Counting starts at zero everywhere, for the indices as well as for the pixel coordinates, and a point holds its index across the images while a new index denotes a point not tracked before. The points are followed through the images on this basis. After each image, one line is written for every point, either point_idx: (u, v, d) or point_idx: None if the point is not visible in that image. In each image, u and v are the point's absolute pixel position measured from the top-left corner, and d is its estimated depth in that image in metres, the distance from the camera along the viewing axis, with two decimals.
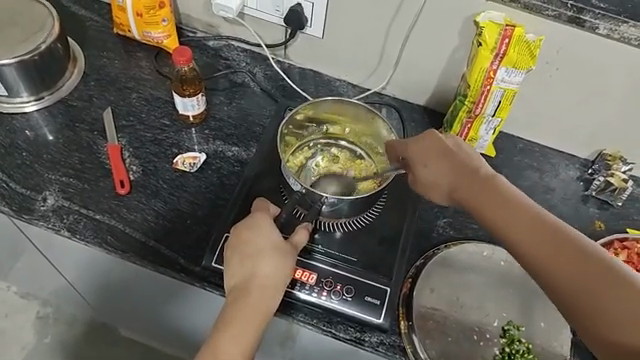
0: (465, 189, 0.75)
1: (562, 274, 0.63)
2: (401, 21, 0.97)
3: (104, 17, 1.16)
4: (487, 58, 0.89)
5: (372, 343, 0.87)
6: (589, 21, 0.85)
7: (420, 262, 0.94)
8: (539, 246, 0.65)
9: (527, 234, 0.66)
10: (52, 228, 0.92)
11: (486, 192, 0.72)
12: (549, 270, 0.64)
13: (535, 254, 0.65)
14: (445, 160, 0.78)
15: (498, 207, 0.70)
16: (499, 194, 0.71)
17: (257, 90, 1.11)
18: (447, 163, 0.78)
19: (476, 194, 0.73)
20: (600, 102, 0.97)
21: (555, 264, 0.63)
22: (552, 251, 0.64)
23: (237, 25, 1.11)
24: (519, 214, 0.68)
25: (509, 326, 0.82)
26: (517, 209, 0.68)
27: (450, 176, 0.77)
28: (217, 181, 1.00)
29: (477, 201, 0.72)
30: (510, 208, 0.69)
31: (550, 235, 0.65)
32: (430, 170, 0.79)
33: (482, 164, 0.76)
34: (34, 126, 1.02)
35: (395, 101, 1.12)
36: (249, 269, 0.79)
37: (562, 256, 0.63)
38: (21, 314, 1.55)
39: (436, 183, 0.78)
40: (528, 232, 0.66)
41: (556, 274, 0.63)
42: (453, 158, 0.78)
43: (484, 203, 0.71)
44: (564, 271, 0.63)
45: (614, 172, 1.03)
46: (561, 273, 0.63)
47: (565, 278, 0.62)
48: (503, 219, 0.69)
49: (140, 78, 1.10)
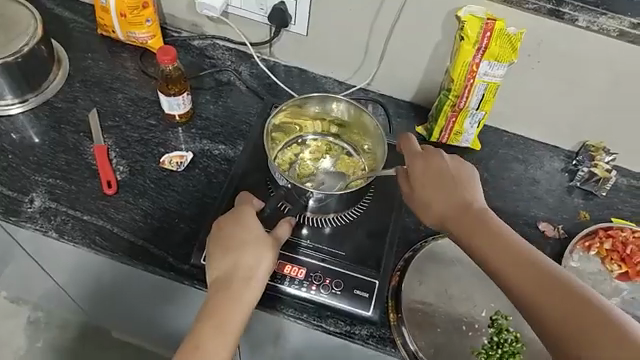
0: (453, 217, 0.75)
1: (547, 308, 0.64)
2: (384, 17, 0.98)
3: (88, 18, 1.15)
4: (469, 52, 0.90)
5: (362, 336, 0.88)
6: (568, 13, 0.87)
7: (408, 255, 0.94)
8: (525, 279, 0.67)
9: (512, 265, 0.68)
10: (39, 230, 0.92)
11: (477, 220, 0.73)
12: (532, 303, 0.66)
13: (522, 287, 0.67)
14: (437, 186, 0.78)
15: (486, 236, 0.71)
16: (486, 223, 0.73)
17: (243, 88, 1.11)
18: (438, 191, 0.77)
19: (465, 222, 0.74)
20: (581, 94, 0.99)
21: (539, 300, 0.65)
22: (537, 284, 0.66)
23: (222, 24, 1.11)
24: (506, 247, 0.69)
25: (497, 315, 0.81)
26: (503, 241, 0.70)
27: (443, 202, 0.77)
28: (205, 179, 1.00)
29: (466, 230, 0.73)
30: (494, 238, 0.71)
31: (535, 269, 0.67)
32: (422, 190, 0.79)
33: (471, 191, 0.77)
34: (20, 128, 1.02)
35: (381, 96, 1.13)
36: (231, 262, 0.80)
37: (545, 290, 0.65)
38: (12, 319, 1.54)
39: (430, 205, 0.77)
40: (515, 262, 0.68)
41: (539, 311, 0.65)
42: (444, 181, 0.78)
43: (473, 231, 0.72)
44: (541, 300, 0.65)
45: (598, 162, 1.04)
46: (543, 305, 0.65)
47: (549, 311, 0.64)
48: (492, 249, 0.70)
49: (126, 79, 1.09)
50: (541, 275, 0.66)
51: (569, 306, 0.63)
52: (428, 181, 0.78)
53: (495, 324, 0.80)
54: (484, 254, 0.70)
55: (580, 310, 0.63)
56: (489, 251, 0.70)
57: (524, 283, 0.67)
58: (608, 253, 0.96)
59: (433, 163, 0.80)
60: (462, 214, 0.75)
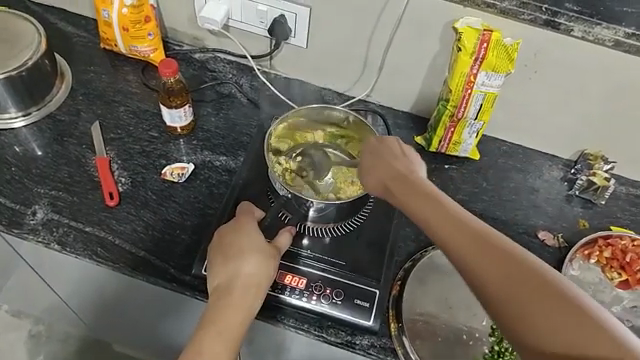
0: (404, 190, 0.72)
1: (493, 276, 0.59)
2: (383, 29, 0.99)
3: (90, 32, 1.17)
4: (466, 63, 0.91)
5: (363, 346, 0.88)
6: (563, 24, 0.88)
7: (408, 264, 0.94)
8: (476, 257, 0.61)
9: (474, 256, 0.61)
10: (42, 242, 0.93)
11: (422, 202, 0.68)
12: (489, 291, 0.59)
13: (484, 273, 0.60)
14: (394, 166, 0.76)
15: (424, 210, 0.67)
16: (434, 199, 0.68)
17: (244, 100, 1.13)
18: (389, 169, 0.76)
19: (409, 195, 0.70)
20: (578, 103, 1.00)
21: (502, 292, 0.58)
22: (503, 262, 0.59)
23: (223, 38, 1.12)
24: (445, 215, 0.65)
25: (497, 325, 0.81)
26: (441, 208, 0.66)
27: (389, 181, 0.74)
28: (206, 190, 1.01)
29: (415, 206, 0.69)
30: (447, 216, 0.65)
31: (500, 249, 0.60)
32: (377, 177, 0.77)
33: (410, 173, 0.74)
34: (23, 141, 1.03)
35: (380, 107, 1.14)
36: (232, 270, 0.81)
37: (507, 270, 0.59)
38: (14, 332, 1.54)
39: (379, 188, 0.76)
40: (472, 246, 0.61)
41: (504, 301, 0.58)
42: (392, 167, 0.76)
43: (418, 207, 0.68)
44: (491, 285, 0.59)
45: (596, 171, 1.04)
46: (496, 291, 0.59)
47: (509, 292, 0.58)
48: (435, 221, 0.65)
49: (128, 92, 1.11)
50: (496, 254, 0.60)
51: (503, 271, 0.59)
52: (377, 166, 0.78)
53: (495, 334, 0.80)
54: (431, 228, 0.65)
55: (537, 290, 0.57)
56: (452, 241, 0.63)
57: (476, 263, 0.60)
58: (608, 261, 0.96)
59: (377, 147, 0.81)
60: (414, 193, 0.70)
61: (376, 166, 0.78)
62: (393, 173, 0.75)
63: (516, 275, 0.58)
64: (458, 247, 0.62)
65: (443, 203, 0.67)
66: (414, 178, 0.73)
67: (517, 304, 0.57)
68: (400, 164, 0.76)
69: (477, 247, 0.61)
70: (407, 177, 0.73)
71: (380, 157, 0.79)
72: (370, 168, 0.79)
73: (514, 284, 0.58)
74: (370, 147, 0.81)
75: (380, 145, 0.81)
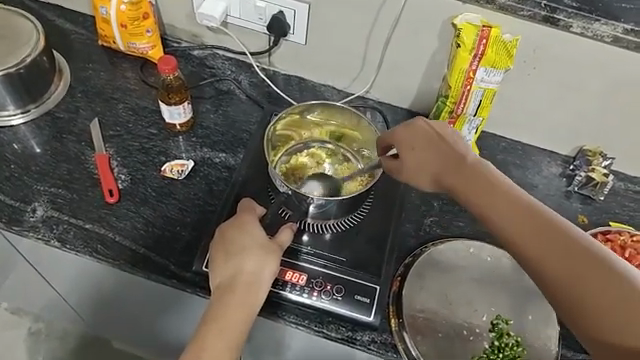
0: (460, 180, 0.75)
1: (550, 264, 0.64)
2: (382, 25, 0.99)
3: (88, 29, 1.17)
4: (465, 59, 0.92)
5: (364, 342, 0.88)
6: (562, 20, 0.88)
7: (409, 260, 0.95)
8: (530, 239, 0.66)
9: (536, 247, 0.65)
10: (41, 239, 0.93)
11: (482, 191, 0.72)
12: (549, 279, 0.63)
13: (535, 255, 0.65)
14: (447, 154, 0.78)
15: (485, 199, 0.71)
16: (496, 188, 0.71)
17: (243, 97, 1.13)
18: (439, 157, 0.78)
19: (467, 184, 0.74)
20: (577, 99, 1.00)
21: (563, 282, 0.62)
22: (565, 253, 0.63)
23: (222, 35, 1.12)
24: (510, 206, 0.69)
25: (498, 320, 0.82)
26: (505, 199, 0.69)
27: (441, 167, 0.78)
28: (206, 187, 1.01)
29: (473, 195, 0.72)
30: (512, 206, 0.69)
31: (554, 233, 0.65)
32: (425, 160, 0.80)
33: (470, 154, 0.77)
34: (22, 138, 1.03)
35: (379, 104, 1.14)
36: (233, 267, 0.81)
37: (567, 257, 0.63)
38: (12, 330, 1.54)
39: (428, 176, 0.79)
40: (525, 230, 0.66)
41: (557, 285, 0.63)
42: (442, 151, 0.79)
43: (478, 197, 0.72)
44: (551, 274, 0.63)
45: (595, 167, 1.05)
46: (556, 280, 0.63)
47: (564, 279, 0.62)
48: (496, 212, 0.69)
49: (127, 89, 1.11)
50: (559, 247, 0.64)
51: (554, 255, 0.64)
52: (423, 152, 0.80)
53: (495, 329, 0.81)
54: (490, 218, 0.70)
55: (597, 279, 0.61)
56: (511, 229, 0.67)
57: (539, 251, 0.65)
58: None
59: (421, 130, 0.81)
60: (472, 182, 0.73)
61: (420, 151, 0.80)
62: (444, 161, 0.78)
63: (576, 267, 0.62)
64: (518, 238, 0.66)
65: (506, 193, 0.70)
66: (470, 167, 0.75)
67: (577, 293, 0.61)
68: (455, 152, 0.78)
69: (539, 238, 0.65)
70: (462, 164, 0.76)
71: (426, 142, 0.80)
72: (416, 154, 0.80)
73: (577, 274, 0.62)
74: (416, 126, 0.82)
75: (423, 127, 0.82)
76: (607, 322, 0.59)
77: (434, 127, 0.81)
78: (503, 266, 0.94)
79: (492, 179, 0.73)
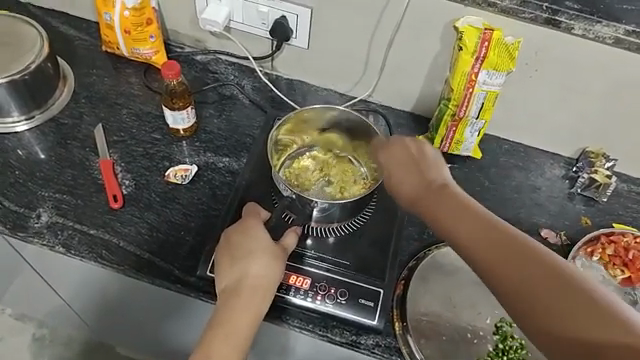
0: (427, 195, 0.74)
1: (515, 281, 0.63)
2: (384, 28, 0.99)
3: (92, 35, 1.17)
4: (468, 61, 0.92)
5: (368, 345, 0.88)
6: (564, 22, 0.88)
7: (412, 263, 0.95)
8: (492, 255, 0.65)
9: (498, 260, 0.64)
10: (46, 245, 0.93)
11: (447, 205, 0.71)
12: (512, 292, 0.63)
13: (499, 271, 0.64)
14: (415, 170, 0.78)
15: (448, 214, 0.70)
16: (460, 203, 0.71)
17: (246, 102, 1.13)
18: (410, 175, 0.78)
19: (434, 201, 0.73)
20: (579, 101, 1.00)
21: (525, 295, 0.62)
22: (527, 266, 0.63)
23: (224, 40, 1.13)
24: (474, 220, 0.68)
25: (502, 323, 0.81)
26: (468, 213, 0.69)
27: (410, 185, 0.77)
28: (210, 191, 1.01)
29: (438, 210, 0.72)
30: (475, 222, 0.68)
31: (517, 249, 0.64)
32: (398, 179, 0.79)
33: (438, 173, 0.77)
34: (26, 144, 1.03)
35: (381, 107, 1.14)
36: (239, 272, 0.81)
37: (530, 273, 0.62)
38: (17, 336, 1.55)
39: (399, 193, 0.79)
40: (488, 246, 0.65)
41: (523, 302, 0.62)
42: (413, 169, 0.79)
43: (442, 211, 0.71)
44: (514, 287, 0.63)
45: (598, 169, 1.05)
46: (519, 293, 0.62)
47: (530, 295, 0.62)
48: (460, 226, 0.68)
49: (130, 94, 1.11)
50: (521, 261, 0.63)
51: (518, 272, 0.63)
52: (397, 172, 0.80)
53: (499, 332, 0.79)
54: (454, 233, 0.69)
55: (560, 291, 0.61)
56: (475, 246, 0.66)
57: (502, 269, 0.64)
58: (611, 259, 0.96)
59: (397, 151, 0.82)
60: (439, 199, 0.72)
61: (394, 169, 0.81)
62: (413, 179, 0.77)
63: (538, 280, 0.62)
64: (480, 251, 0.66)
65: (468, 207, 0.70)
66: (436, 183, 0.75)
67: (544, 309, 0.61)
68: (423, 169, 0.78)
69: (502, 252, 0.64)
70: (427, 180, 0.76)
71: (400, 161, 0.81)
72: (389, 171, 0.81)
73: (539, 286, 0.62)
74: (393, 148, 0.83)
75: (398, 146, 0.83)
76: (570, 333, 0.59)
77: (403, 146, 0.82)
78: None
79: (456, 194, 0.73)
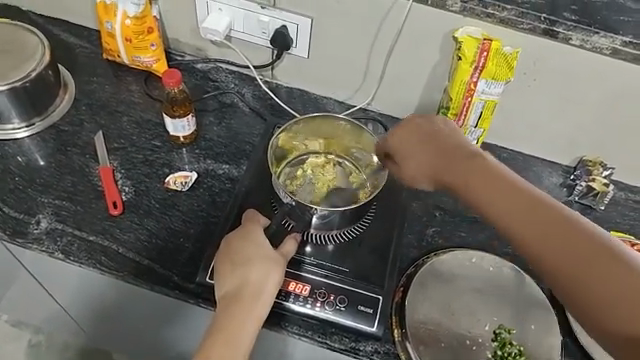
0: (459, 174, 0.75)
1: (552, 254, 0.64)
2: (384, 38, 1.00)
3: (93, 43, 1.18)
4: (466, 71, 0.93)
5: (367, 352, 0.89)
6: (562, 32, 0.89)
7: (411, 270, 0.96)
8: (529, 228, 0.66)
9: (537, 236, 0.65)
10: (45, 251, 0.93)
11: (482, 182, 0.71)
12: (552, 267, 0.64)
13: (536, 245, 0.65)
14: (442, 150, 0.79)
15: (483, 190, 0.71)
16: (495, 177, 0.71)
17: (246, 110, 1.14)
18: (439, 157, 0.78)
19: (468, 178, 0.73)
20: (577, 110, 1.01)
21: (565, 270, 0.63)
22: (566, 242, 0.64)
23: (225, 48, 1.14)
24: (513, 195, 0.68)
25: (500, 329, 0.85)
26: (505, 189, 0.69)
27: (441, 167, 0.77)
28: (209, 198, 1.02)
29: (473, 187, 0.72)
30: (511, 196, 0.68)
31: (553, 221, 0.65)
32: (424, 163, 0.80)
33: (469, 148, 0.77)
34: (26, 151, 1.04)
35: (380, 115, 1.15)
36: (239, 278, 0.81)
37: (567, 244, 0.63)
38: (12, 343, 1.53)
39: (429, 175, 0.80)
40: (524, 219, 0.67)
41: (561, 274, 0.63)
42: (443, 151, 0.78)
43: (478, 188, 0.72)
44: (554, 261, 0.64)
45: (596, 177, 1.06)
46: (559, 268, 0.63)
47: (567, 266, 0.63)
48: (497, 202, 0.69)
49: (131, 101, 1.12)
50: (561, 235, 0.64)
51: (554, 243, 0.64)
52: (425, 155, 0.80)
53: (498, 339, 0.84)
54: (491, 208, 0.69)
55: (600, 265, 0.61)
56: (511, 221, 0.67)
57: (539, 241, 0.65)
58: None
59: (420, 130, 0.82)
60: (472, 175, 0.73)
61: (421, 152, 0.81)
62: (444, 160, 0.78)
63: (574, 251, 0.63)
64: (519, 228, 0.67)
65: (504, 183, 0.70)
66: (469, 158, 0.75)
67: (581, 280, 0.62)
68: (451, 147, 0.78)
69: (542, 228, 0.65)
70: (457, 158, 0.76)
71: (427, 144, 0.81)
72: (413, 151, 0.82)
73: (578, 258, 0.63)
74: (409, 131, 0.83)
75: (421, 129, 0.82)
76: (612, 304, 0.60)
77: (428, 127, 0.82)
78: (506, 275, 0.95)
79: (492, 167, 0.72)
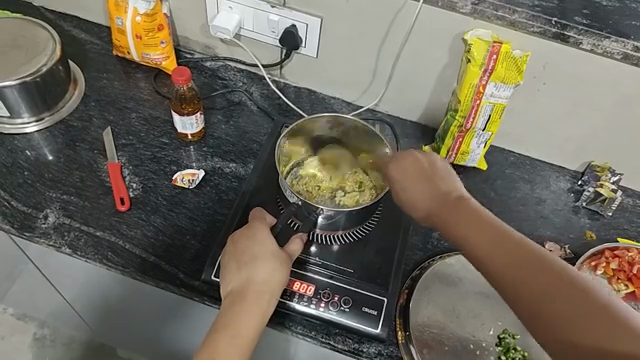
0: (443, 209, 0.75)
1: (522, 284, 0.64)
2: (393, 39, 1.00)
3: (103, 40, 1.19)
4: (476, 74, 0.93)
5: (371, 354, 0.88)
6: (573, 36, 0.89)
7: (416, 272, 0.95)
8: (501, 258, 0.66)
9: (507, 266, 0.65)
10: (53, 246, 0.93)
11: (460, 213, 0.73)
12: (525, 299, 0.63)
13: (507, 274, 0.65)
14: (429, 181, 0.79)
15: (460, 220, 0.72)
16: (471, 211, 0.73)
17: (254, 108, 1.14)
18: (423, 185, 0.79)
19: (448, 210, 0.75)
20: (586, 114, 1.00)
21: (536, 300, 0.62)
22: (536, 272, 0.64)
23: (234, 47, 1.14)
24: (485, 227, 0.69)
25: (505, 334, 0.86)
26: (480, 222, 0.70)
27: (424, 195, 0.79)
28: (216, 196, 1.02)
29: (453, 224, 0.73)
30: (484, 227, 0.70)
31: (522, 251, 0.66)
32: (409, 189, 0.80)
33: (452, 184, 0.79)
34: (35, 146, 1.04)
35: (388, 117, 1.15)
36: (244, 276, 0.82)
37: (535, 275, 0.63)
38: (18, 336, 1.55)
39: (411, 202, 0.80)
40: (496, 248, 0.67)
41: (531, 302, 0.63)
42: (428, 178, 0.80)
43: (453, 218, 0.73)
44: (528, 295, 0.63)
45: (604, 182, 1.05)
46: (526, 294, 0.63)
47: (536, 295, 0.63)
48: (470, 232, 0.70)
49: (140, 98, 1.12)
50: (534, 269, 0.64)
51: (524, 273, 0.64)
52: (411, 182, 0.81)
53: (502, 344, 0.86)
54: (464, 237, 0.70)
55: (566, 293, 0.61)
56: (483, 249, 0.68)
57: (509, 272, 0.65)
58: (615, 273, 0.95)
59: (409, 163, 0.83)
60: (452, 208, 0.74)
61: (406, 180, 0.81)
62: (428, 188, 0.79)
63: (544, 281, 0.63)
64: (490, 254, 0.67)
65: (481, 219, 0.71)
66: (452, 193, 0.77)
67: (550, 310, 0.61)
68: (436, 180, 0.79)
69: (516, 262, 0.65)
70: (441, 189, 0.78)
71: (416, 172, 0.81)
72: (402, 181, 0.82)
73: (547, 289, 0.62)
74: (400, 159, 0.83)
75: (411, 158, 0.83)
76: (580, 334, 0.59)
77: (416, 159, 0.82)
78: None
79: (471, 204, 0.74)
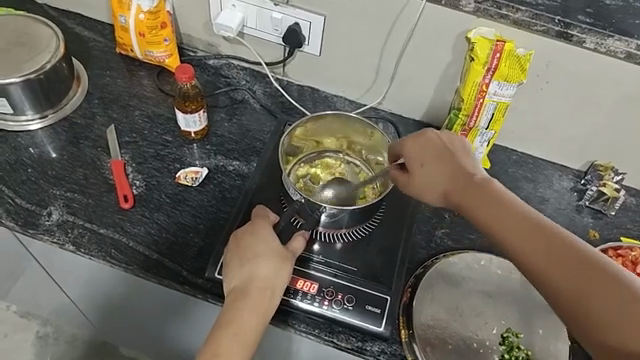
0: (469, 196, 0.74)
1: (554, 275, 0.63)
2: (396, 36, 1.00)
3: (106, 38, 1.19)
4: (479, 72, 0.93)
5: (374, 352, 0.88)
6: (576, 35, 0.88)
7: (420, 271, 0.95)
8: (532, 249, 0.65)
9: (539, 256, 0.65)
10: (56, 243, 0.94)
11: (487, 201, 0.72)
12: (559, 290, 0.63)
13: (537, 264, 0.65)
14: (455, 166, 0.77)
15: (487, 208, 0.71)
16: (498, 198, 0.71)
17: (257, 106, 1.14)
18: (447, 169, 0.77)
19: (472, 197, 0.73)
20: (589, 113, 1.00)
21: (568, 292, 0.62)
22: (568, 262, 0.63)
23: (237, 44, 1.14)
24: (514, 215, 0.69)
25: (508, 333, 0.88)
26: (507, 210, 0.70)
27: (448, 181, 0.77)
28: (219, 194, 1.02)
29: (481, 212, 0.71)
30: (513, 216, 0.69)
31: (552, 240, 0.65)
32: (430, 173, 0.78)
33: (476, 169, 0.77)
34: (39, 143, 1.04)
35: (391, 115, 1.15)
36: (247, 273, 0.82)
37: (567, 266, 0.63)
38: (21, 333, 1.55)
39: (433, 186, 0.78)
40: (527, 237, 0.66)
41: (563, 293, 0.63)
42: (452, 163, 0.78)
43: (479, 206, 0.72)
44: (566, 287, 0.62)
45: (607, 182, 1.05)
46: (557, 283, 0.63)
47: (566, 285, 0.62)
48: (500, 221, 0.69)
49: (143, 96, 1.12)
50: (571, 261, 0.63)
51: (556, 264, 0.64)
52: (433, 165, 0.79)
53: (506, 343, 0.88)
54: (493, 225, 0.69)
55: (599, 285, 0.61)
56: (513, 238, 0.67)
57: (540, 261, 0.65)
58: None
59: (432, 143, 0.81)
60: (478, 195, 0.73)
61: (428, 165, 0.79)
62: (451, 174, 0.77)
63: (577, 271, 0.62)
64: (520, 244, 0.66)
65: (514, 209, 0.69)
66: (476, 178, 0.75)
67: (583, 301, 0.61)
68: (462, 166, 0.77)
69: (550, 252, 0.64)
70: (465, 175, 0.76)
71: (438, 156, 0.79)
72: (422, 163, 0.80)
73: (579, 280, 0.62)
74: (421, 140, 0.81)
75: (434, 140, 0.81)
76: (612, 327, 0.59)
77: (439, 143, 0.80)
78: (513, 279, 0.94)
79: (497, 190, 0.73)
